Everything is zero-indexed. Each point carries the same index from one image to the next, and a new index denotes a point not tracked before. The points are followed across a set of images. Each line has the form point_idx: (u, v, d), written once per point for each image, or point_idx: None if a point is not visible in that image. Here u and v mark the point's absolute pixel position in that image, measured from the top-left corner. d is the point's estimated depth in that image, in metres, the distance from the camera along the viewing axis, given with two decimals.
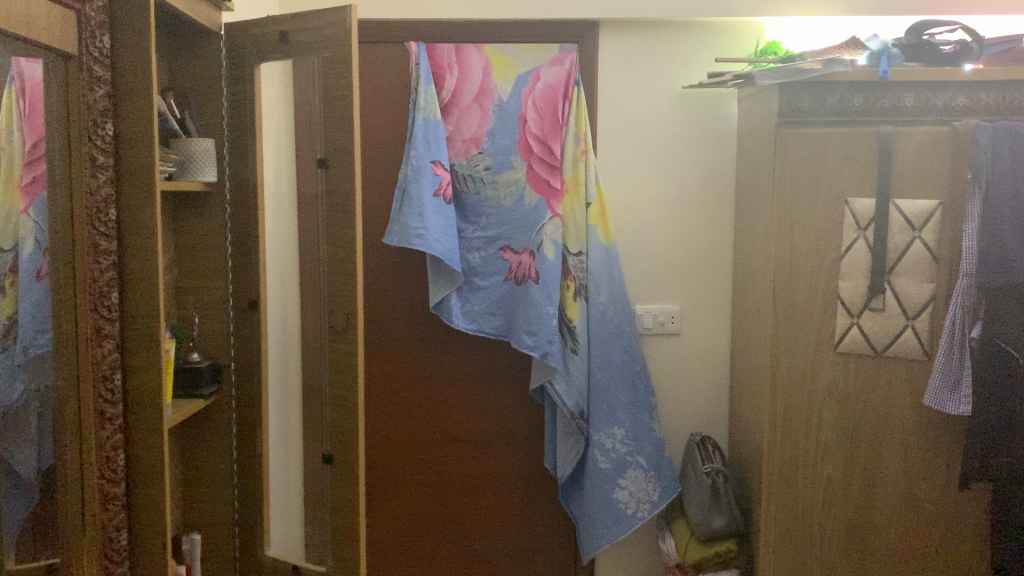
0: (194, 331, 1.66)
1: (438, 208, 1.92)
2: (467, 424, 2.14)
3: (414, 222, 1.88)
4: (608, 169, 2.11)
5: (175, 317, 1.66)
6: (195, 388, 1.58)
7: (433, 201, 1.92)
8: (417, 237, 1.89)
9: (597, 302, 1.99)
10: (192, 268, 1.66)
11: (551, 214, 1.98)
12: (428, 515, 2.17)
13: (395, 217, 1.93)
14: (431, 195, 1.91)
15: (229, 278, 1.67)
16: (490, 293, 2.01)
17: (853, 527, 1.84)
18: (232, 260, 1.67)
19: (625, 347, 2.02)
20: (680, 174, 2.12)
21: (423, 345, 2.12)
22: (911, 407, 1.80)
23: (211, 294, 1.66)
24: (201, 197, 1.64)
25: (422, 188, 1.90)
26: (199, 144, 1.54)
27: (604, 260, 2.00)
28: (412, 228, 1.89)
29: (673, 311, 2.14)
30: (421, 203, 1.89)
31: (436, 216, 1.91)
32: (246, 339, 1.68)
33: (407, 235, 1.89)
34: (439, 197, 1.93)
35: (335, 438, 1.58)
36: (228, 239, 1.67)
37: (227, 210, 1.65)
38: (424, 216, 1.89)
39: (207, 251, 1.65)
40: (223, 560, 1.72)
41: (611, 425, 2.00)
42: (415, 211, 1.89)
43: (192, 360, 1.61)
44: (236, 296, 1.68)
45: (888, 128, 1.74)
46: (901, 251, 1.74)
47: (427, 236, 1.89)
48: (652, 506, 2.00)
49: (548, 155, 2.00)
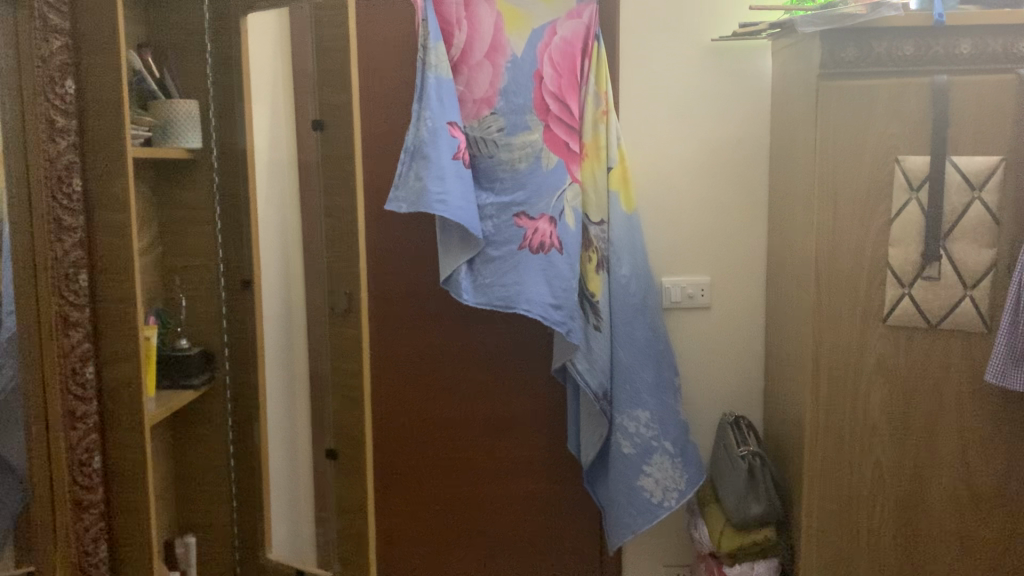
0: (181, 316, 1.56)
1: (458, 172, 1.78)
2: (483, 410, 2.01)
3: (434, 185, 1.74)
4: (632, 132, 1.96)
5: (161, 300, 1.56)
6: (184, 377, 1.47)
7: (453, 165, 1.77)
8: (437, 203, 1.74)
9: (619, 276, 1.86)
10: (183, 244, 1.56)
11: (570, 178, 1.84)
12: (440, 504, 2.04)
13: (403, 182, 1.77)
14: (451, 158, 1.76)
15: (219, 254, 1.56)
16: (502, 264, 1.83)
17: (904, 516, 1.70)
18: (223, 235, 1.56)
19: (649, 324, 1.89)
20: (709, 135, 1.96)
21: (434, 326, 1.98)
22: (969, 386, 1.65)
23: (199, 273, 1.56)
24: (187, 164, 1.53)
25: (441, 151, 1.75)
26: (181, 106, 1.41)
27: (627, 230, 1.87)
28: (432, 192, 1.74)
29: (703, 283, 2.00)
30: (442, 166, 1.75)
31: (458, 181, 1.77)
32: (239, 323, 1.57)
33: (427, 200, 1.74)
34: (459, 161, 1.78)
35: (337, 433, 1.49)
36: (217, 211, 1.55)
37: (215, 179, 1.54)
38: (446, 180, 1.75)
39: (196, 226, 1.55)
40: (222, 542, 1.63)
41: (636, 408, 1.87)
42: (434, 174, 1.74)
43: (181, 346, 1.49)
44: (229, 273, 1.57)
45: (944, 78, 1.58)
46: (958, 214, 1.59)
47: (448, 202, 1.75)
48: (680, 494, 1.87)
49: (567, 116, 1.84)
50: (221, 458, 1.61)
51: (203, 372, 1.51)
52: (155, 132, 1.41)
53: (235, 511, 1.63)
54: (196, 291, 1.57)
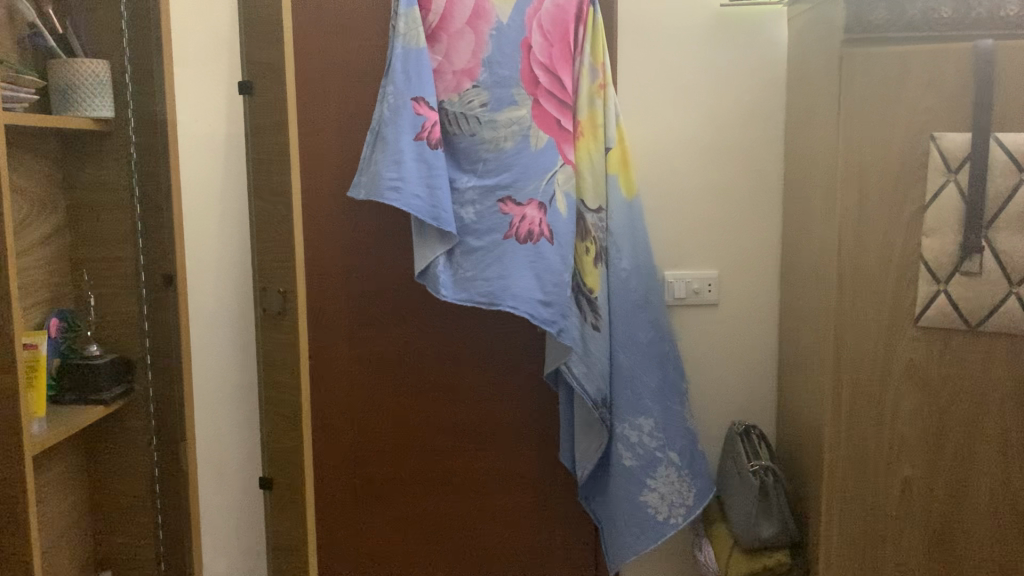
0: (91, 317, 1.44)
1: (421, 155, 1.58)
2: (466, 417, 1.81)
3: (388, 170, 1.56)
4: (631, 109, 1.76)
5: (72, 301, 1.44)
6: (89, 391, 1.36)
7: (414, 147, 1.58)
8: (391, 190, 1.56)
9: (618, 269, 1.67)
10: (99, 236, 1.45)
11: (562, 160, 1.64)
12: (420, 520, 1.86)
13: (365, 166, 1.61)
14: (411, 139, 1.57)
15: (139, 246, 1.45)
16: (484, 255, 1.63)
17: (937, 542, 1.50)
18: (142, 223, 1.45)
19: (652, 322, 1.69)
20: (717, 113, 1.76)
21: (412, 324, 1.79)
22: (1013, 396, 1.45)
23: (116, 266, 1.45)
24: (99, 139, 1.42)
25: (399, 132, 1.57)
26: (82, 68, 1.30)
27: (627, 217, 1.67)
28: (386, 178, 1.56)
29: (709, 277, 1.80)
30: (398, 149, 1.56)
31: (417, 165, 1.58)
32: (161, 323, 1.46)
33: (379, 187, 1.57)
34: (422, 142, 1.58)
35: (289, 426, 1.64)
36: (133, 197, 1.45)
37: (133, 154, 1.43)
38: (402, 164, 1.56)
39: (116, 210, 1.44)
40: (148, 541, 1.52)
41: (637, 416, 1.67)
42: (390, 158, 1.56)
43: (91, 354, 1.40)
44: (149, 270, 1.46)
45: (990, 41, 1.37)
46: (1004, 199, 1.38)
47: (403, 189, 1.56)
48: (687, 511, 1.68)
49: (558, 89, 1.64)
50: (145, 451, 1.50)
51: (116, 384, 1.40)
52: (59, 96, 1.30)
53: (161, 511, 1.51)
54: (110, 288, 1.46)
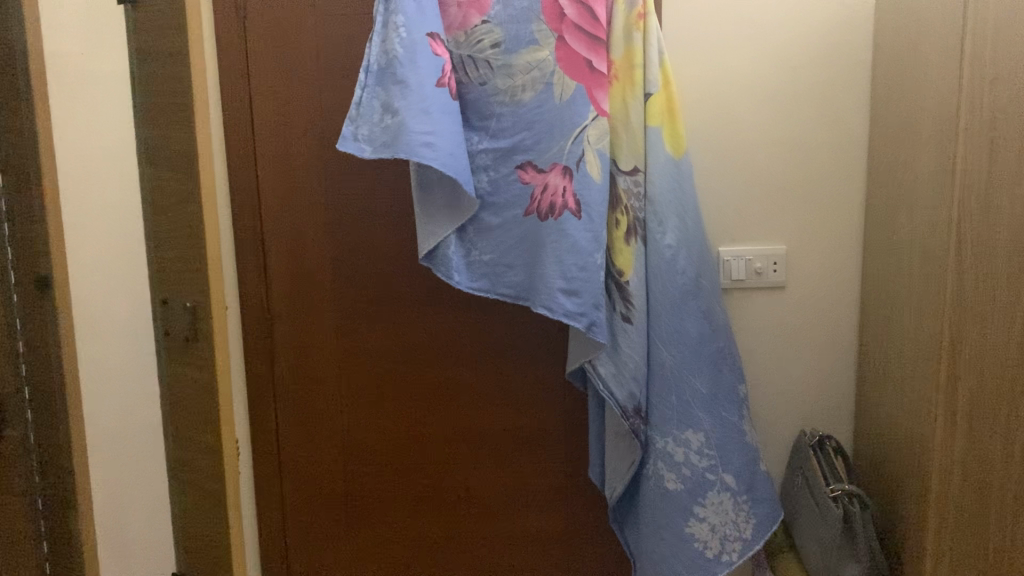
0: None
1: (445, 106, 1.21)
2: (476, 426, 1.49)
3: (418, 122, 1.16)
4: (682, 45, 1.40)
5: None
6: None
7: (437, 95, 1.20)
8: (423, 147, 1.17)
9: (661, 245, 1.31)
10: None
11: (595, 111, 1.27)
12: (422, 545, 1.55)
13: (367, 115, 1.20)
14: (434, 85, 1.19)
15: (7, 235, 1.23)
16: (505, 236, 1.32)
17: None
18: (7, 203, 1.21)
19: (703, 312, 1.34)
20: (787, 48, 1.40)
21: (412, 313, 1.46)
22: None
23: None
24: None
25: (422, 74, 1.18)
26: None
27: (672, 181, 1.32)
28: (415, 132, 1.17)
29: (776, 254, 1.46)
30: (425, 96, 1.17)
31: (445, 117, 1.20)
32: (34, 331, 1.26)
33: (407, 144, 1.16)
34: (443, 89, 1.22)
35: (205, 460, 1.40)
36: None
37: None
38: (432, 115, 1.18)
39: None
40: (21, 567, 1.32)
41: (682, 428, 1.33)
42: (416, 107, 1.17)
43: None
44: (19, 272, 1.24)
45: None
46: None
47: (437, 146, 1.18)
48: (744, 546, 1.34)
49: (588, 23, 1.28)
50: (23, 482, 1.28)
51: None
52: None
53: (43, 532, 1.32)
54: None
